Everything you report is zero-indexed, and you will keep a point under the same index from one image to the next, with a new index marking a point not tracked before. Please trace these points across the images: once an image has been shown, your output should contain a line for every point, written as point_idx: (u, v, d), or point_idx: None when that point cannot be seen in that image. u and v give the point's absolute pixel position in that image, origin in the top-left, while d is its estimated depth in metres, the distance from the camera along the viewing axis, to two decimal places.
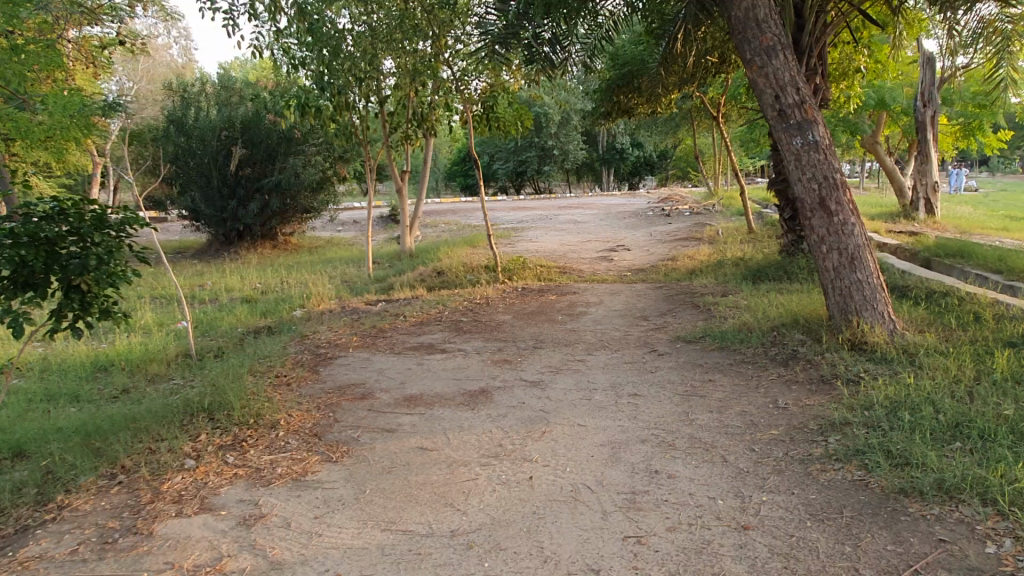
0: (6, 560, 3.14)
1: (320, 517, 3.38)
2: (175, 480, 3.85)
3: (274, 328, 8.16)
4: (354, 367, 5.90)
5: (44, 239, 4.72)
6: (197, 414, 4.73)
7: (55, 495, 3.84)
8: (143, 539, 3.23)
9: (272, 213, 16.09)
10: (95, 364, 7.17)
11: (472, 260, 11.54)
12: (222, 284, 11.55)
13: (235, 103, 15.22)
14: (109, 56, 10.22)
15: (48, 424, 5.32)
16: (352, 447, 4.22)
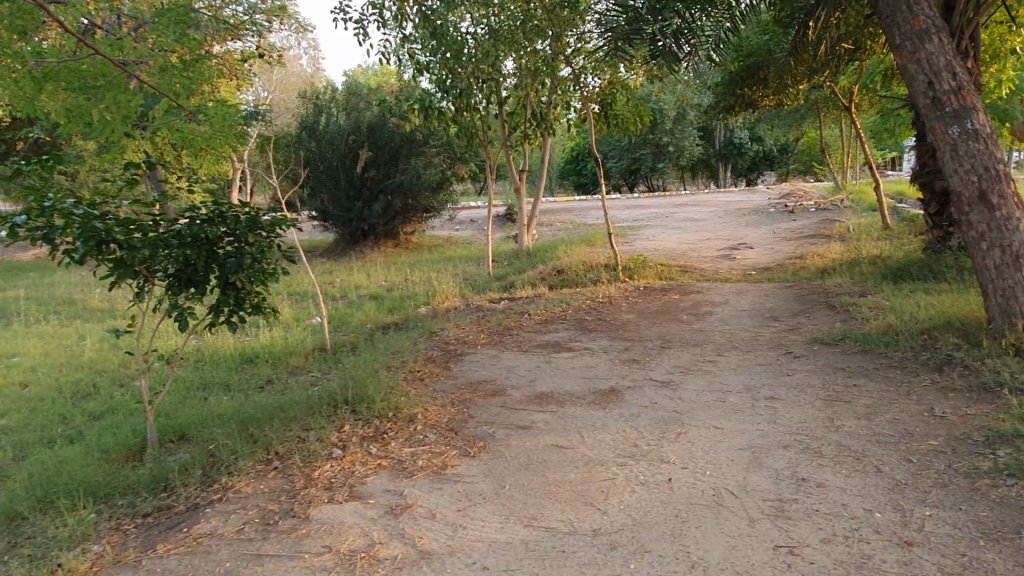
0: (182, 536, 3.42)
1: (463, 510, 3.47)
2: (325, 468, 4.06)
3: (401, 325, 8.45)
4: (483, 364, 6.00)
5: (205, 240, 5.11)
6: (341, 406, 4.96)
7: (218, 477, 4.15)
8: (301, 522, 3.42)
9: (395, 213, 16.67)
10: (242, 356, 7.68)
11: (591, 259, 11.48)
12: (351, 282, 12.09)
13: (362, 108, 15.85)
14: (251, 69, 10.94)
15: (206, 411, 5.76)
16: (489, 442, 4.30)
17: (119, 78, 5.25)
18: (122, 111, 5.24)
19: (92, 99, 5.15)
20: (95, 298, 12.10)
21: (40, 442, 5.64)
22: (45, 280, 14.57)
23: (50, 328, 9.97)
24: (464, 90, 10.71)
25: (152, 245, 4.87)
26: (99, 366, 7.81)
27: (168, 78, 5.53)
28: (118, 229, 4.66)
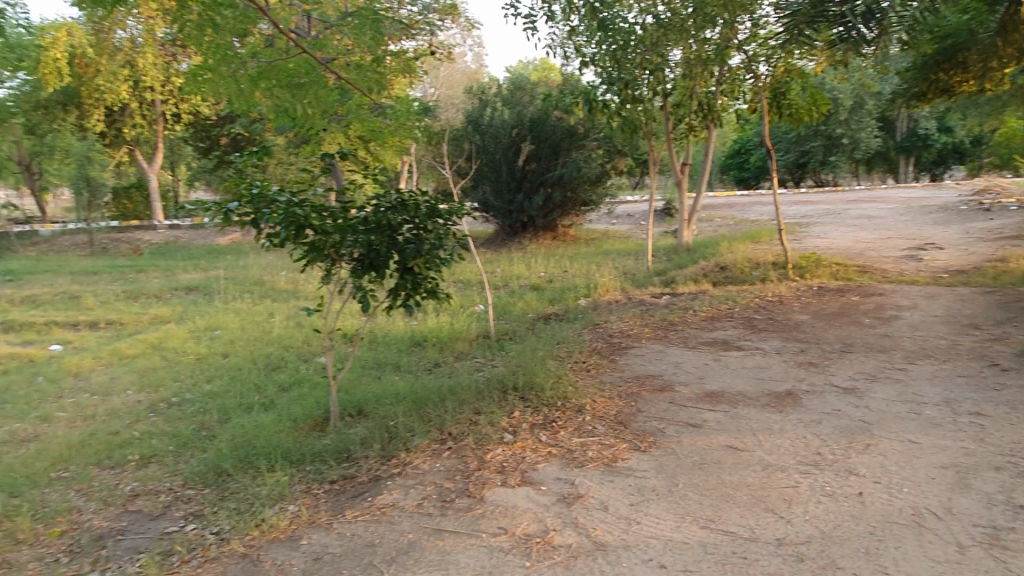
0: (368, 505, 3.64)
1: (636, 504, 3.42)
2: (496, 451, 4.16)
3: (562, 316, 8.49)
4: (649, 358, 5.90)
5: (387, 226, 5.39)
6: (509, 392, 5.06)
7: (397, 452, 4.38)
8: (476, 502, 3.53)
9: (554, 206, 16.77)
10: (413, 338, 8.06)
11: (758, 256, 10.96)
12: (511, 272, 12.32)
13: (526, 102, 16.10)
14: (422, 67, 11.21)
15: (382, 389, 6.10)
16: (659, 438, 4.21)
17: (321, 75, 5.75)
18: (321, 105, 5.81)
19: (296, 96, 5.69)
20: (282, 280, 13.18)
21: (240, 408, 6.24)
22: (240, 262, 16.11)
23: (245, 306, 10.98)
24: (630, 81, 10.66)
25: (342, 230, 5.24)
26: (286, 342, 8.50)
27: (364, 75, 5.93)
28: (314, 215, 5.09)
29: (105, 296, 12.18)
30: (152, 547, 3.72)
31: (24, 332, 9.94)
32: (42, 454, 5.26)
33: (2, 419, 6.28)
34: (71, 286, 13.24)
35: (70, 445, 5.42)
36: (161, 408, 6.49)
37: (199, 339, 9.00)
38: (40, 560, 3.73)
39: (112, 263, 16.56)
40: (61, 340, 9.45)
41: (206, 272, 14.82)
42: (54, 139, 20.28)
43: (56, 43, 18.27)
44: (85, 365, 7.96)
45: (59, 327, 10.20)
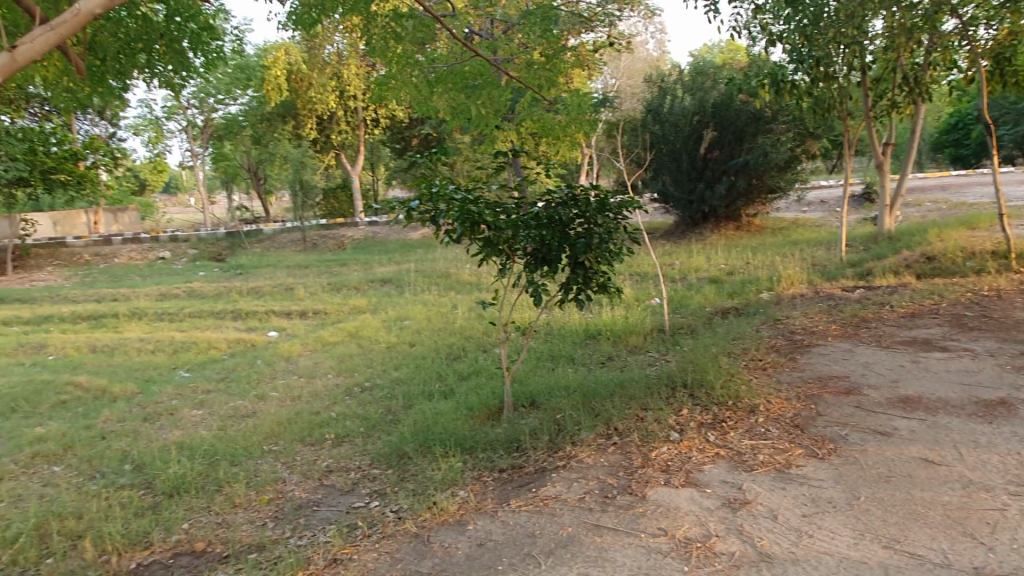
0: (532, 496, 3.74)
1: (809, 516, 3.21)
2: (662, 450, 4.09)
3: (742, 311, 8.12)
4: (834, 358, 5.48)
5: (558, 222, 5.47)
6: (680, 389, 4.95)
7: (563, 445, 4.45)
8: (637, 500, 3.49)
9: (739, 195, 16.01)
10: (587, 331, 8.10)
11: (973, 244, 9.74)
12: (691, 264, 11.97)
13: (709, 87, 15.49)
14: (601, 58, 11.21)
15: (554, 381, 6.22)
16: (840, 445, 3.91)
17: (494, 77, 5.83)
18: (495, 105, 5.93)
19: (471, 98, 5.88)
20: (466, 273, 13.79)
21: (424, 395, 6.65)
22: (430, 256, 17.08)
23: (432, 297, 11.63)
24: (822, 58, 9.65)
25: (514, 226, 5.39)
26: (467, 332, 8.90)
27: (533, 72, 6.04)
28: (488, 212, 5.26)
29: (313, 288, 13.48)
30: (340, 520, 4.09)
31: (248, 319, 11.29)
32: (256, 429, 5.96)
33: (227, 396, 7.19)
34: (287, 279, 14.78)
35: (279, 422, 6.08)
36: (355, 391, 7.09)
37: (390, 328, 9.69)
38: (251, 523, 4.24)
39: (321, 257, 18.26)
40: (277, 327, 10.61)
41: (399, 265, 15.89)
42: (274, 148, 22.78)
43: (276, 62, 20.83)
44: (295, 351, 8.87)
45: (276, 316, 11.44)
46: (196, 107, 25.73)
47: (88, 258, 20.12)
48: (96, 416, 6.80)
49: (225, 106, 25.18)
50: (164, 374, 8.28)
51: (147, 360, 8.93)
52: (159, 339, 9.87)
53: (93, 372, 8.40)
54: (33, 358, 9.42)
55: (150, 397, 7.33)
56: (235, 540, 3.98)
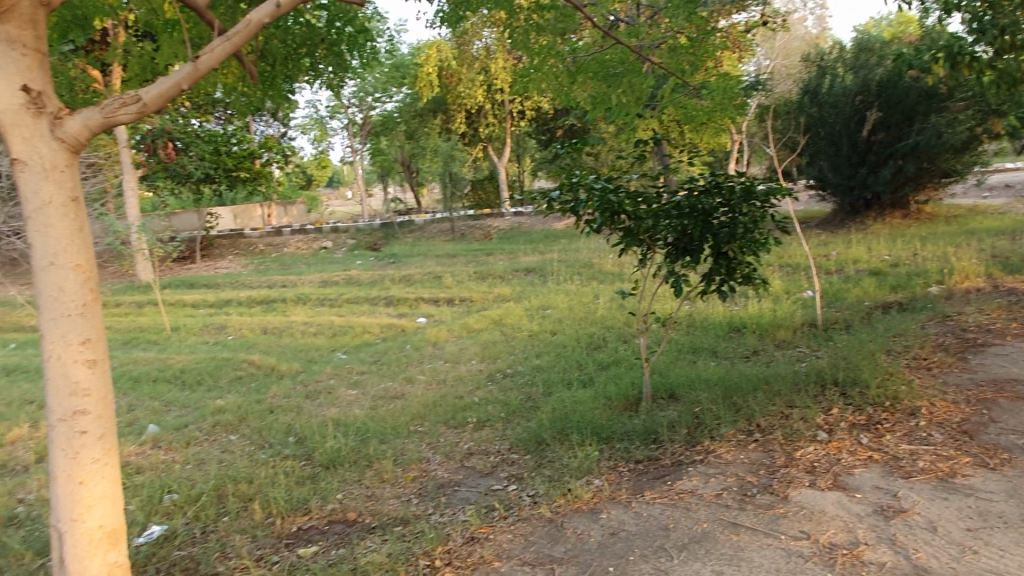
0: (667, 488, 3.69)
1: (975, 531, 2.94)
2: (808, 449, 3.90)
3: (906, 306, 7.52)
4: (1013, 360, 4.95)
5: (700, 211, 5.28)
6: (831, 387, 4.68)
7: (702, 440, 4.36)
8: (779, 500, 3.36)
9: (907, 180, 14.75)
10: (732, 324, 7.83)
11: None
12: (849, 255, 11.21)
13: (874, 64, 14.36)
14: (753, 38, 10.71)
15: (695, 373, 6.08)
16: (1016, 456, 3.55)
17: (636, 64, 5.75)
18: (636, 93, 5.85)
19: (612, 87, 5.82)
20: (609, 262, 13.72)
21: (563, 382, 6.74)
22: (573, 246, 17.13)
23: (575, 287, 11.68)
24: None
25: (654, 215, 5.32)
26: (608, 322, 8.88)
27: (676, 56, 5.87)
28: (628, 201, 5.26)
29: (460, 277, 13.95)
30: (479, 500, 4.24)
31: (400, 306, 11.90)
32: (404, 410, 6.30)
33: (380, 378, 7.65)
34: (437, 267, 15.40)
35: (425, 404, 6.39)
36: (496, 377, 7.31)
37: (533, 317, 9.86)
38: (397, 497, 4.50)
39: (468, 247, 18.86)
40: (426, 314, 11.11)
41: (543, 255, 16.10)
42: (426, 142, 23.78)
43: (428, 61, 21.93)
44: (441, 336, 9.26)
45: (425, 303, 11.98)
46: (356, 105, 27.34)
47: (262, 248, 22.02)
48: (265, 391, 7.46)
49: (381, 104, 26.54)
50: (324, 355, 8.93)
51: (311, 342, 9.66)
52: (321, 323, 10.64)
53: (265, 352, 9.22)
54: (215, 337, 10.48)
55: (312, 375, 7.94)
56: (383, 512, 4.24)
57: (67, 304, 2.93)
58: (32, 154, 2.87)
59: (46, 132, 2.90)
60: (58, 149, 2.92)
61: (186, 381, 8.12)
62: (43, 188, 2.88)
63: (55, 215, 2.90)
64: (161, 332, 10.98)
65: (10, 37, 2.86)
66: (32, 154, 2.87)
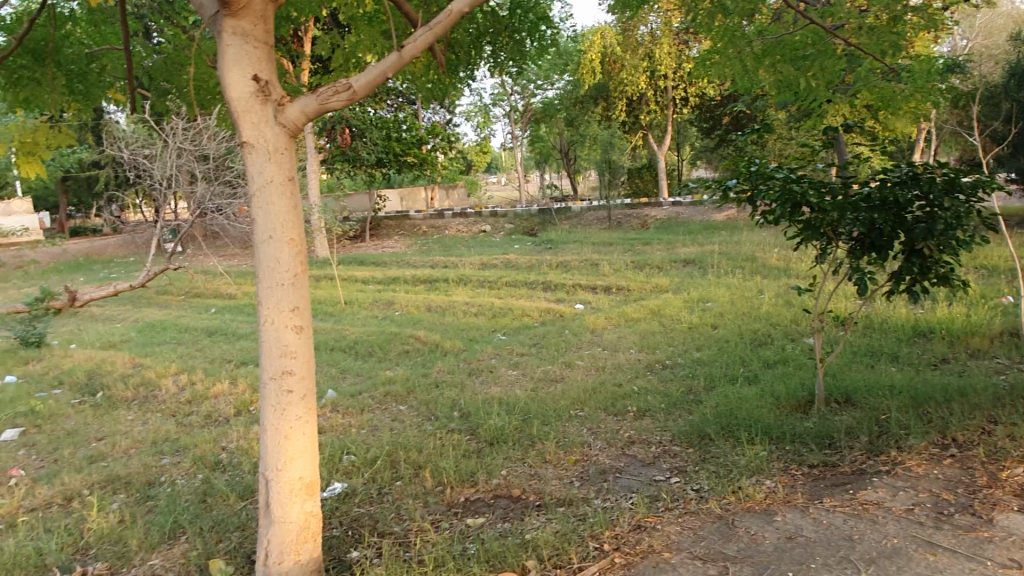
0: (849, 497, 3.50)
1: None
2: (1015, 471, 3.54)
3: None
4: None
5: (893, 203, 4.88)
6: None
7: (887, 449, 4.08)
8: (981, 523, 3.09)
9: None
10: (917, 328, 7.23)
11: None
12: None
13: None
14: (954, 17, 9.78)
15: (875, 378, 5.69)
16: None
17: (829, 44, 5.42)
18: (827, 76, 5.46)
19: (800, 70, 5.47)
20: (775, 257, 13.07)
21: (726, 377, 6.53)
22: (735, 238, 16.49)
23: (737, 281, 11.26)
24: None
25: (841, 208, 4.97)
26: (774, 319, 8.48)
27: (876, 37, 5.41)
28: (812, 192, 4.96)
29: (617, 265, 13.86)
30: (642, 490, 4.22)
31: (558, 291, 12.04)
32: (565, 394, 6.38)
33: (539, 360, 7.80)
34: (594, 255, 15.38)
35: (585, 390, 6.43)
36: (655, 368, 7.22)
37: (693, 309, 9.62)
38: (560, 478, 4.58)
39: (625, 235, 18.67)
40: (583, 300, 11.16)
41: (703, 246, 15.64)
42: (586, 130, 23.81)
43: (593, 47, 21.70)
44: (599, 324, 9.27)
45: (582, 290, 12.02)
46: (519, 93, 27.85)
47: (425, 230, 23.05)
48: (431, 366, 7.85)
49: (543, 91, 26.79)
50: (485, 335, 9.22)
51: (472, 321, 10.01)
52: (482, 304, 10.98)
53: (430, 329, 9.67)
54: (385, 313, 11.13)
55: (474, 354, 8.23)
56: (546, 492, 4.33)
57: (282, 274, 3.23)
58: (259, 138, 3.19)
59: (271, 118, 3.21)
60: (279, 133, 3.23)
61: (360, 351, 8.71)
62: (266, 169, 3.19)
63: (275, 193, 3.21)
64: (337, 305, 11.83)
65: (246, 32, 3.19)
66: (259, 138, 3.19)
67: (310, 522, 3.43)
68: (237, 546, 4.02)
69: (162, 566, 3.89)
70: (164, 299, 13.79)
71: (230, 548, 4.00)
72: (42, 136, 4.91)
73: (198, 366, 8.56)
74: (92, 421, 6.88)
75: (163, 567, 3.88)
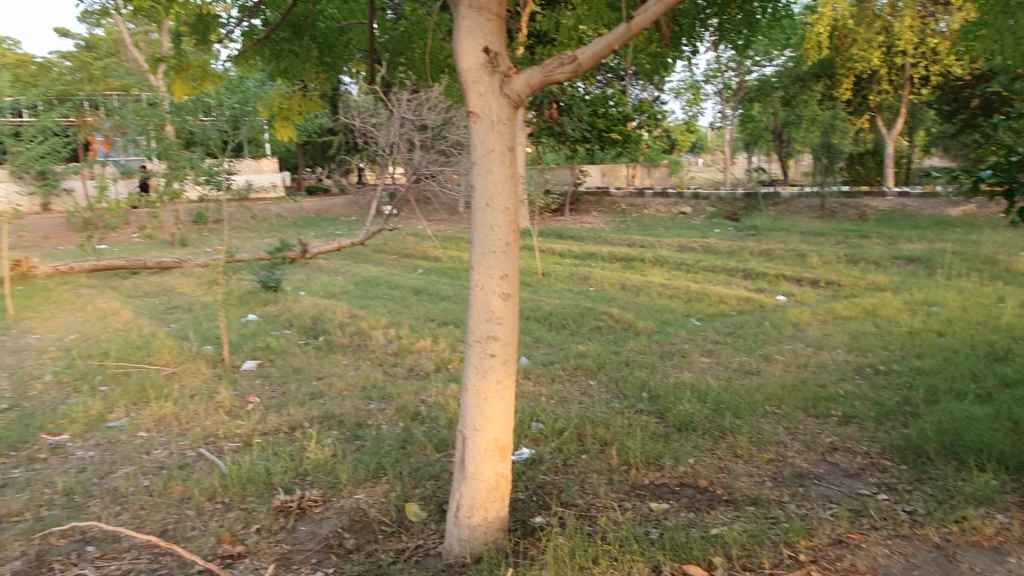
0: None
1: None
2: None
3: None
4: None
5: None
6: None
7: None
8: None
9: None
10: None
11: None
12: None
13: None
14: None
15: None
16: None
17: None
18: None
19: None
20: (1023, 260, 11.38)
21: (952, 392, 5.83)
22: (973, 237, 14.59)
23: (972, 285, 9.97)
24: None
25: None
26: (1017, 332, 7.39)
27: None
28: None
29: (828, 257, 12.83)
30: (843, 502, 3.90)
31: (759, 280, 11.41)
32: (761, 389, 6.05)
33: (735, 350, 7.47)
34: (801, 244, 14.37)
35: (784, 387, 6.06)
36: (866, 372, 6.63)
37: (914, 312, 8.68)
38: (751, 476, 4.37)
39: (839, 226, 17.24)
40: (786, 292, 10.49)
41: (933, 243, 14.00)
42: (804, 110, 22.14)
43: (822, 19, 19.13)
44: (804, 318, 8.67)
45: (787, 280, 11.29)
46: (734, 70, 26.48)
47: (624, 208, 22.90)
48: (622, 345, 7.81)
49: (760, 68, 25.24)
50: (679, 319, 8.99)
51: (665, 304, 9.80)
52: (677, 287, 10.70)
53: (623, 307, 9.60)
54: (579, 287, 11.20)
55: (666, 337, 8.05)
56: (736, 488, 4.16)
57: (495, 241, 3.35)
58: (484, 107, 3.31)
59: (497, 88, 3.32)
60: (503, 104, 3.34)
61: (553, 323, 8.87)
62: (489, 138, 3.33)
63: (495, 162, 3.33)
64: (533, 276, 12.11)
65: (480, 5, 3.31)
66: (485, 108, 3.32)
67: (500, 482, 3.56)
68: (431, 493, 4.29)
69: (366, 502, 4.25)
70: (379, 257, 14.97)
71: (425, 495, 4.28)
72: (295, 103, 5.44)
73: (405, 322, 9.20)
74: (314, 361, 7.68)
75: (367, 503, 4.23)
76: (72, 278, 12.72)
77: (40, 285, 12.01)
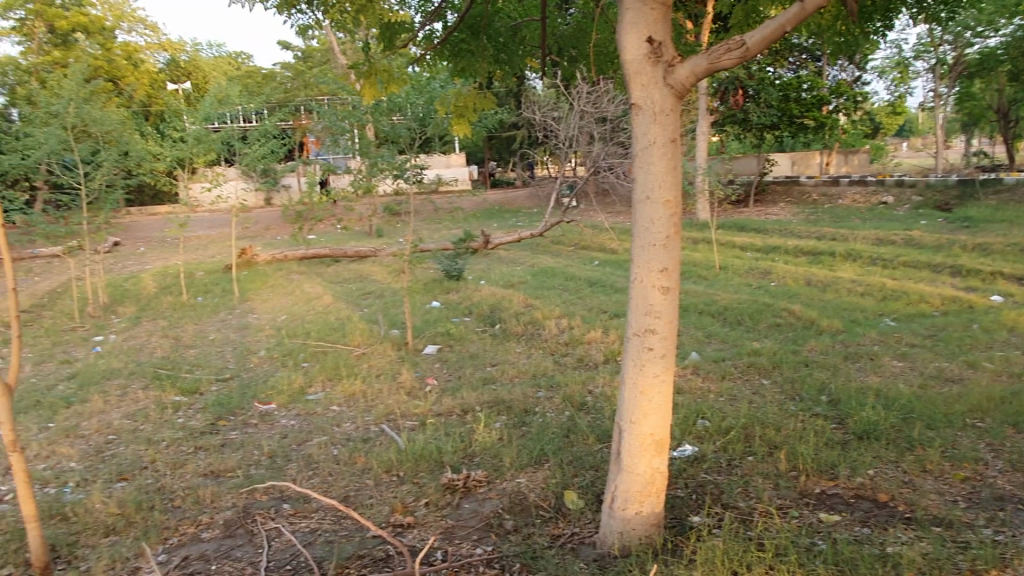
0: None
1: None
2: None
3: None
4: None
5: None
6: None
7: None
8: None
9: None
10: None
11: None
12: None
13: None
14: None
15: None
16: None
17: None
18: None
19: None
20: None
21: None
22: None
23: None
24: None
25: None
26: None
27: None
28: None
29: None
30: None
31: (970, 278, 10.19)
32: (961, 399, 5.43)
33: (934, 355, 6.76)
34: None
35: (991, 397, 5.40)
36: None
37: None
38: (941, 494, 3.96)
39: None
40: (1004, 292, 9.27)
41: None
42: None
43: None
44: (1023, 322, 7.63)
45: (1005, 279, 9.97)
46: (950, 43, 23.33)
47: (816, 198, 21.42)
48: (802, 343, 7.36)
49: (984, 39, 22.07)
50: (870, 318, 8.29)
51: (855, 302, 9.07)
52: (871, 284, 9.85)
53: (806, 304, 9.02)
54: (759, 282, 10.68)
55: (854, 337, 7.46)
56: (921, 505, 3.79)
57: (655, 234, 3.32)
58: (647, 99, 3.29)
59: (660, 79, 3.28)
60: (667, 94, 3.29)
61: (728, 318, 8.54)
62: (650, 129, 3.30)
63: (656, 154, 3.29)
64: (711, 269, 11.72)
65: None
66: (647, 99, 3.30)
67: (656, 477, 3.53)
68: (590, 483, 4.34)
69: (527, 487, 4.40)
70: (557, 249, 15.23)
71: (584, 484, 4.34)
72: (472, 101, 5.70)
73: (577, 313, 9.32)
74: (489, 348, 8.02)
75: (529, 487, 4.37)
76: (285, 265, 14.26)
77: (260, 271, 13.58)
